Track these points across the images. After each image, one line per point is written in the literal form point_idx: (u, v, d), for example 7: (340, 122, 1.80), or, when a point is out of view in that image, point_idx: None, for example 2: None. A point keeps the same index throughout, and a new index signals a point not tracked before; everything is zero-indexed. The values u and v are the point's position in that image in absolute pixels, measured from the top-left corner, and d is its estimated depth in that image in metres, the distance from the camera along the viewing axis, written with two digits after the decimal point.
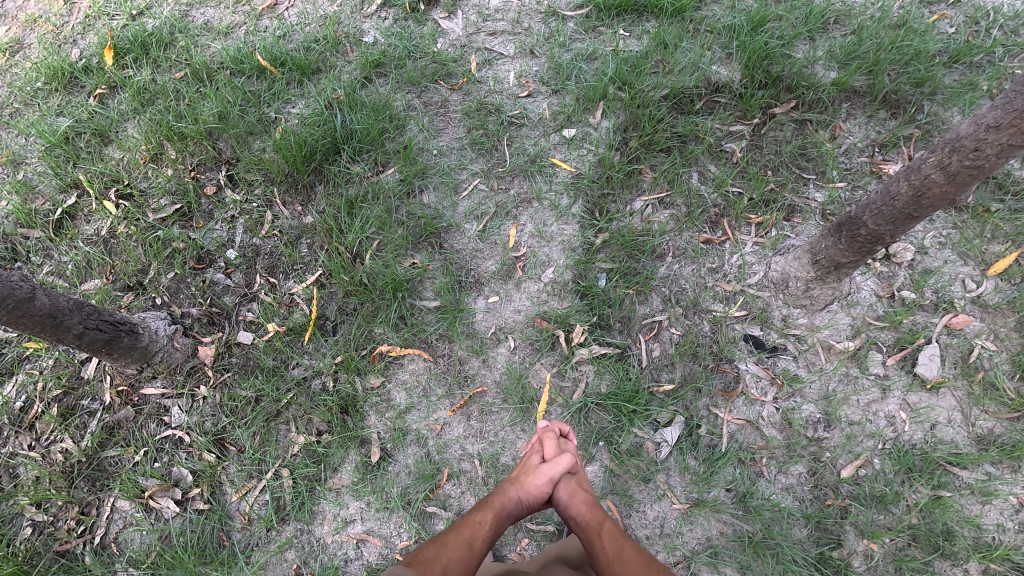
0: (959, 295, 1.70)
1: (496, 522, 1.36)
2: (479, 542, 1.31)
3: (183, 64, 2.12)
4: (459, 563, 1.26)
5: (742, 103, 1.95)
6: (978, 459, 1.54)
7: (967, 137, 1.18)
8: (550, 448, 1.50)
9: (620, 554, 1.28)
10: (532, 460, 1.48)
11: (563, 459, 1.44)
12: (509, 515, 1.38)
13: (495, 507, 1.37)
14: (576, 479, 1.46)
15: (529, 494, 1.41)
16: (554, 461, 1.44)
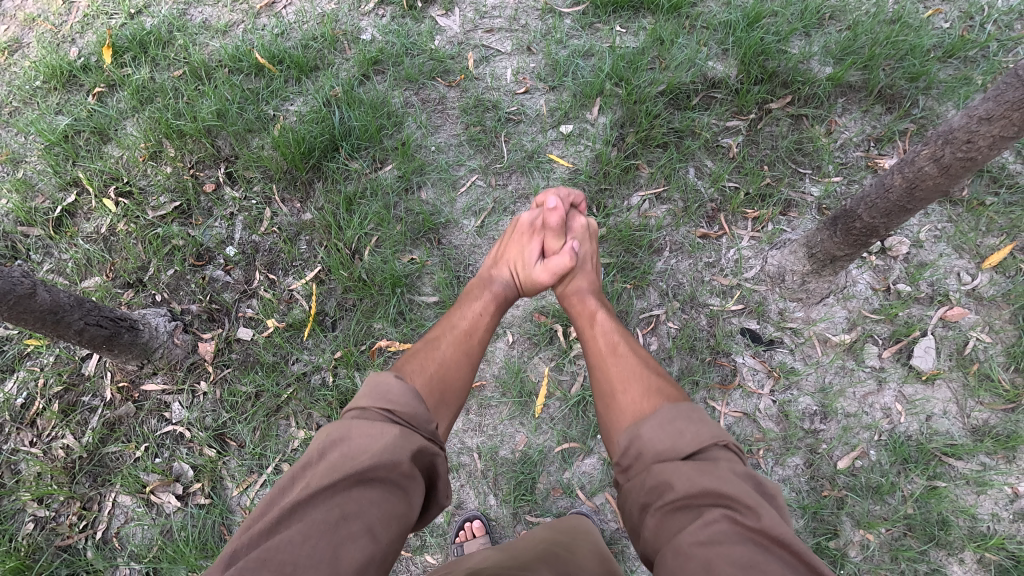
0: (954, 288, 1.72)
1: (492, 308, 1.44)
2: (478, 333, 1.35)
3: (181, 62, 2.13)
4: (458, 346, 1.28)
5: (738, 98, 1.96)
6: (973, 449, 1.55)
7: (960, 129, 1.19)
8: (546, 238, 1.56)
9: (618, 341, 1.29)
10: (528, 255, 1.55)
11: (563, 258, 1.51)
12: (505, 298, 1.49)
13: (492, 296, 1.47)
14: (575, 274, 1.53)
15: (524, 280, 1.52)
16: (550, 261, 1.52)
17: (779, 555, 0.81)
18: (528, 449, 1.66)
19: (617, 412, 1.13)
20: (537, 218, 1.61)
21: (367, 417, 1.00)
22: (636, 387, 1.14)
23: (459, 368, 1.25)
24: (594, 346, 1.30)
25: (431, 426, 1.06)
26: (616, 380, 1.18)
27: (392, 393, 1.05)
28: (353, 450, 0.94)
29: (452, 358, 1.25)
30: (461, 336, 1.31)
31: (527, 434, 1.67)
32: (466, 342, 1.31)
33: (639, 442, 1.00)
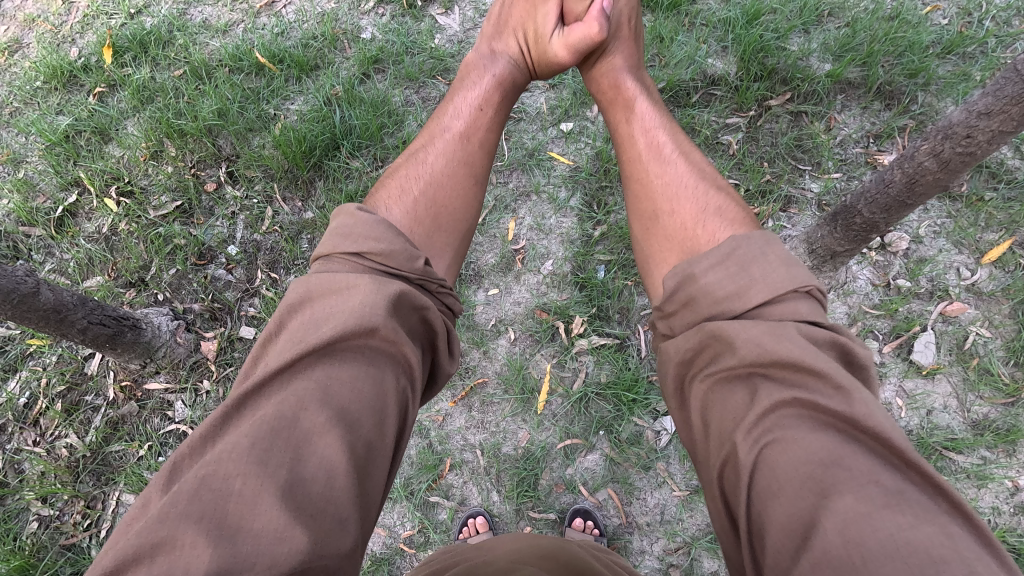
0: (954, 283, 1.72)
1: (497, 116, 1.43)
2: (477, 134, 1.37)
3: (182, 61, 2.13)
4: (460, 155, 1.33)
5: (738, 96, 1.96)
6: (973, 443, 1.56)
7: (959, 124, 1.20)
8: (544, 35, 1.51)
9: (663, 148, 1.28)
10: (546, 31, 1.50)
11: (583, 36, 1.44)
12: (507, 100, 1.48)
13: (495, 88, 1.47)
14: (598, 55, 1.50)
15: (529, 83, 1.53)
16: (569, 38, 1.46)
17: (859, 440, 0.79)
18: (530, 446, 1.66)
19: (654, 240, 1.20)
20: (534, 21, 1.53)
21: (333, 279, 0.99)
22: (681, 215, 1.17)
23: (469, 186, 1.32)
24: (631, 173, 1.30)
25: (419, 265, 1.07)
26: (652, 211, 1.23)
27: (359, 232, 1.06)
28: (317, 321, 0.92)
29: (464, 180, 1.31)
30: (467, 156, 1.33)
31: (529, 431, 1.68)
32: (472, 160, 1.34)
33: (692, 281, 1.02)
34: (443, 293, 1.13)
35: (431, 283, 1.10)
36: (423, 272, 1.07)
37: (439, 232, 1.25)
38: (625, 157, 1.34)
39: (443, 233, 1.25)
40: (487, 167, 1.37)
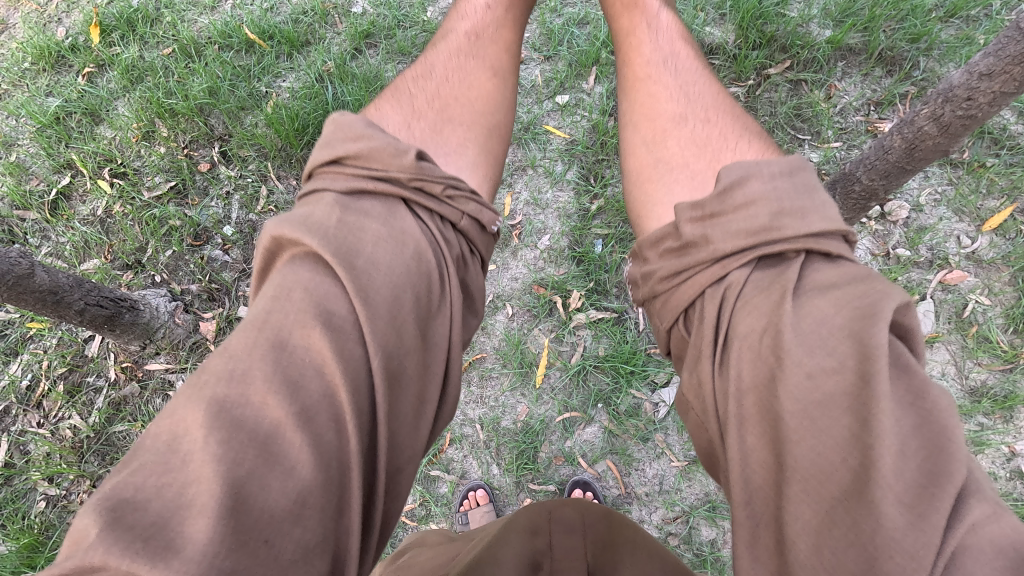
0: (953, 251, 1.71)
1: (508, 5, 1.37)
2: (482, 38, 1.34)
3: (170, 40, 2.09)
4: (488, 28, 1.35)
5: (736, 64, 1.93)
6: (970, 410, 1.57)
7: (960, 86, 1.18)
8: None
9: None
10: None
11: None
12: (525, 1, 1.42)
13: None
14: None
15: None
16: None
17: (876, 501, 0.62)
18: (529, 419, 1.68)
19: (645, 168, 1.16)
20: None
21: (384, 149, 0.96)
22: (715, 126, 1.15)
23: (493, 87, 1.30)
24: (633, 76, 1.25)
25: (406, 163, 0.95)
26: (708, 118, 1.16)
27: (374, 155, 0.95)
28: (307, 280, 0.81)
29: (489, 90, 1.29)
30: (478, 55, 1.32)
31: (528, 404, 1.69)
32: (488, 60, 1.32)
33: (703, 224, 0.88)
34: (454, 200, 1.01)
35: (434, 184, 0.98)
36: (416, 173, 0.96)
37: (463, 125, 1.25)
38: (628, 57, 1.28)
39: (458, 120, 1.25)
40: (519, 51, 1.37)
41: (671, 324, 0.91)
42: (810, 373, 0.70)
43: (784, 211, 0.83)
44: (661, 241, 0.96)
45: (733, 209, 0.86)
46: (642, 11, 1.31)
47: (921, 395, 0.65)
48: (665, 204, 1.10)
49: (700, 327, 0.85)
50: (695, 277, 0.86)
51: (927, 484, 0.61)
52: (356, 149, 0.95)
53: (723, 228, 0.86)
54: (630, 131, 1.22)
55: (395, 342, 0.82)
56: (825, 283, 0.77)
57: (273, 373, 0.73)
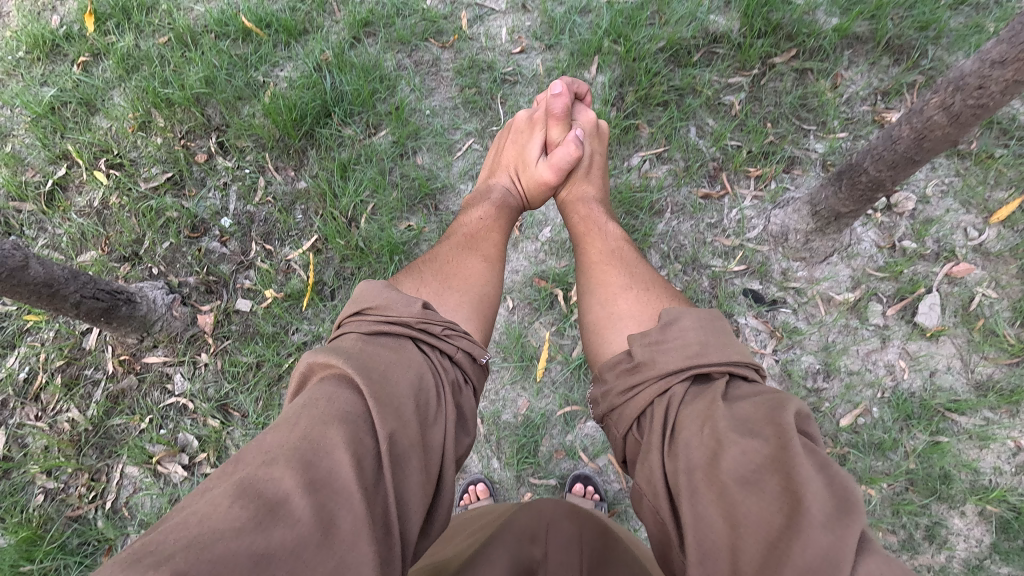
0: (961, 243, 1.68)
1: (499, 215, 1.50)
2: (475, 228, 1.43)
3: (166, 28, 2.05)
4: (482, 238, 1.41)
5: (741, 53, 1.89)
6: (976, 404, 1.55)
7: (972, 74, 1.14)
8: (556, 130, 1.59)
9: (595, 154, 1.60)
10: (531, 155, 1.58)
11: (569, 149, 1.51)
12: (508, 209, 1.54)
13: (494, 204, 1.52)
14: (577, 174, 1.57)
15: (528, 187, 1.57)
16: (558, 155, 1.51)
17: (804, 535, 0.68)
18: (529, 413, 1.66)
19: (600, 318, 1.17)
20: (541, 111, 1.63)
21: (398, 302, 1.06)
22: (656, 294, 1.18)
23: (475, 266, 1.31)
24: (598, 251, 1.33)
25: (414, 310, 1.05)
26: (650, 286, 1.20)
27: (388, 307, 1.04)
28: (330, 391, 0.87)
29: (476, 273, 1.29)
30: (470, 245, 1.37)
31: (528, 398, 1.67)
32: (480, 250, 1.37)
33: (649, 349, 0.99)
34: (453, 337, 1.06)
35: (434, 325, 1.05)
36: (423, 317, 1.04)
37: (460, 292, 1.22)
38: (584, 247, 1.38)
39: (456, 290, 1.23)
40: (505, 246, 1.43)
41: (624, 434, 0.98)
42: (742, 449, 0.78)
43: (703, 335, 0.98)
44: (614, 366, 1.04)
45: (670, 343, 0.97)
46: (594, 214, 1.46)
47: (825, 464, 0.74)
48: (617, 349, 1.09)
49: (650, 429, 0.92)
50: (644, 392, 0.95)
51: (840, 513, 0.69)
52: (378, 300, 1.06)
53: (662, 353, 0.97)
54: (592, 301, 1.22)
55: (399, 433, 0.85)
56: (743, 394, 0.88)
57: (290, 457, 0.77)
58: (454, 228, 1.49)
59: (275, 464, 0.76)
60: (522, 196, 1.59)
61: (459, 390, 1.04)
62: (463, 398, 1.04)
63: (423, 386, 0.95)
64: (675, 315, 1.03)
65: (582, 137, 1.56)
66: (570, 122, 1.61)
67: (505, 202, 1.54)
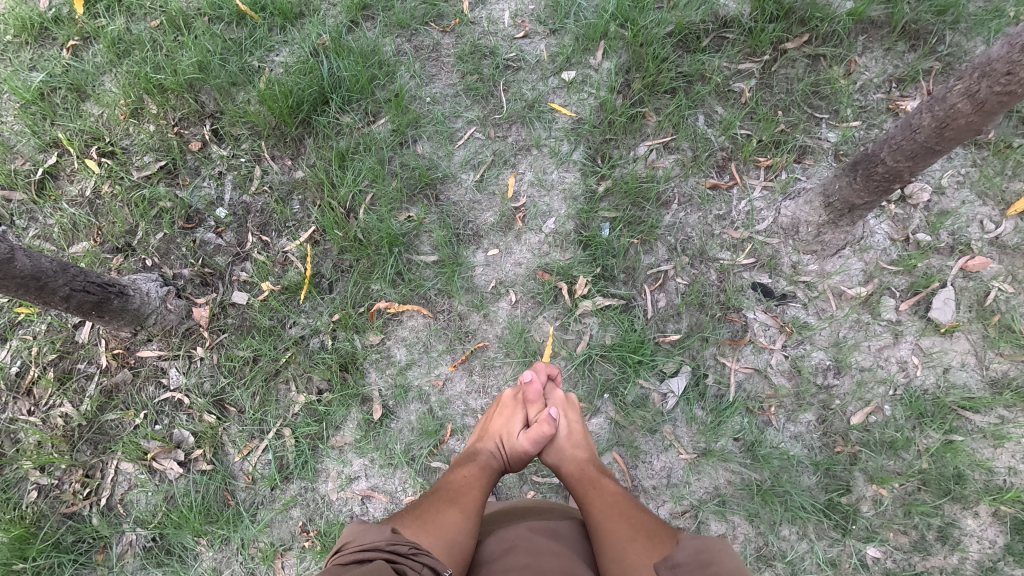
0: (977, 236, 1.63)
1: (482, 475, 1.29)
2: (451, 491, 1.23)
3: (158, 11, 1.99)
4: (464, 507, 1.18)
5: (752, 38, 1.83)
6: (991, 402, 1.51)
7: (999, 60, 1.08)
8: (532, 410, 1.42)
9: (575, 410, 1.44)
10: (514, 425, 1.39)
11: (543, 427, 1.35)
12: (493, 471, 1.32)
13: (478, 465, 1.31)
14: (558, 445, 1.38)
15: (511, 454, 1.35)
16: (533, 428, 1.35)
17: None
18: None
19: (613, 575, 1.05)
20: (517, 391, 1.48)
21: (370, 531, 1.08)
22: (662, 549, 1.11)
23: (453, 519, 1.16)
24: (600, 501, 1.21)
25: (386, 534, 1.07)
26: (656, 535, 1.15)
27: (362, 537, 1.06)
28: None
29: (452, 525, 1.14)
30: (449, 496, 1.21)
31: None
32: (460, 503, 1.20)
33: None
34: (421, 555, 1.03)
35: (401, 546, 1.04)
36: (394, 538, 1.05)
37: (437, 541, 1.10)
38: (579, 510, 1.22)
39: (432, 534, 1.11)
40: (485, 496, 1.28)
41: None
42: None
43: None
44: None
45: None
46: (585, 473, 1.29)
47: None
48: None
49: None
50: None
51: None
52: (355, 534, 1.09)
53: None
54: (601, 555, 1.13)
55: None
56: None
57: None
58: (431, 488, 1.29)
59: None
60: (507, 465, 1.37)
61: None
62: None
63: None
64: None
65: (556, 413, 1.40)
66: (545, 401, 1.45)
67: (487, 462, 1.32)
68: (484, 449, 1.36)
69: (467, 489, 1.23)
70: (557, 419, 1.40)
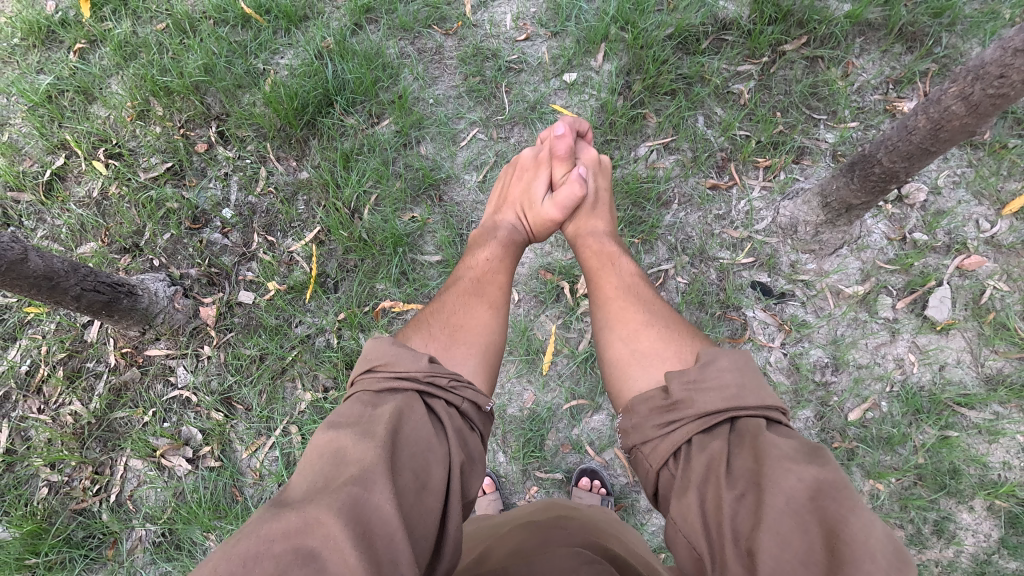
0: (972, 236, 1.65)
1: (505, 252, 1.42)
2: (483, 273, 1.34)
3: (163, 14, 2.01)
4: (495, 290, 1.30)
5: (751, 40, 1.85)
6: (986, 398, 1.54)
7: (992, 62, 1.11)
8: (559, 168, 1.53)
9: (603, 172, 1.54)
10: (537, 190, 1.53)
11: (570, 189, 1.47)
12: (515, 244, 1.46)
13: (500, 242, 1.44)
14: (584, 208, 1.51)
15: (533, 221, 1.51)
16: (561, 193, 1.47)
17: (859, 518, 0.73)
18: (536, 407, 1.65)
19: (622, 361, 1.12)
20: (542, 152, 1.57)
21: (405, 355, 1.01)
22: (678, 334, 1.13)
23: (484, 316, 1.23)
24: (614, 284, 1.27)
25: (422, 362, 1.00)
26: (682, 334, 1.14)
27: (395, 362, 1.00)
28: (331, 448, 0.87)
29: (482, 323, 1.21)
30: (474, 291, 1.29)
31: (535, 392, 1.66)
32: (486, 296, 1.28)
33: (689, 389, 0.94)
34: (459, 387, 1.02)
35: (440, 377, 1.00)
36: (430, 371, 1.00)
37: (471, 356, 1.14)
38: (596, 285, 1.31)
39: (464, 343, 1.16)
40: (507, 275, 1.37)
41: (650, 469, 0.95)
42: (802, 476, 0.79)
43: (744, 377, 0.93)
44: (647, 400, 1.00)
45: (708, 383, 0.93)
46: (608, 254, 1.38)
47: None
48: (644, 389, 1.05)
49: (689, 465, 0.89)
50: (682, 428, 0.92)
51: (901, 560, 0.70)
52: (386, 355, 1.02)
53: (702, 387, 0.93)
54: (608, 335, 1.18)
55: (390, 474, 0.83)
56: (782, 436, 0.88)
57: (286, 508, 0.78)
58: (452, 276, 1.40)
59: (275, 542, 0.74)
60: (529, 232, 1.53)
61: (464, 434, 0.99)
62: (468, 443, 0.99)
63: (432, 443, 0.92)
64: (710, 352, 0.99)
65: (584, 173, 1.51)
66: (572, 161, 1.54)
67: (512, 234, 1.48)
68: (512, 224, 1.51)
69: (495, 265, 1.37)
70: (585, 178, 1.51)
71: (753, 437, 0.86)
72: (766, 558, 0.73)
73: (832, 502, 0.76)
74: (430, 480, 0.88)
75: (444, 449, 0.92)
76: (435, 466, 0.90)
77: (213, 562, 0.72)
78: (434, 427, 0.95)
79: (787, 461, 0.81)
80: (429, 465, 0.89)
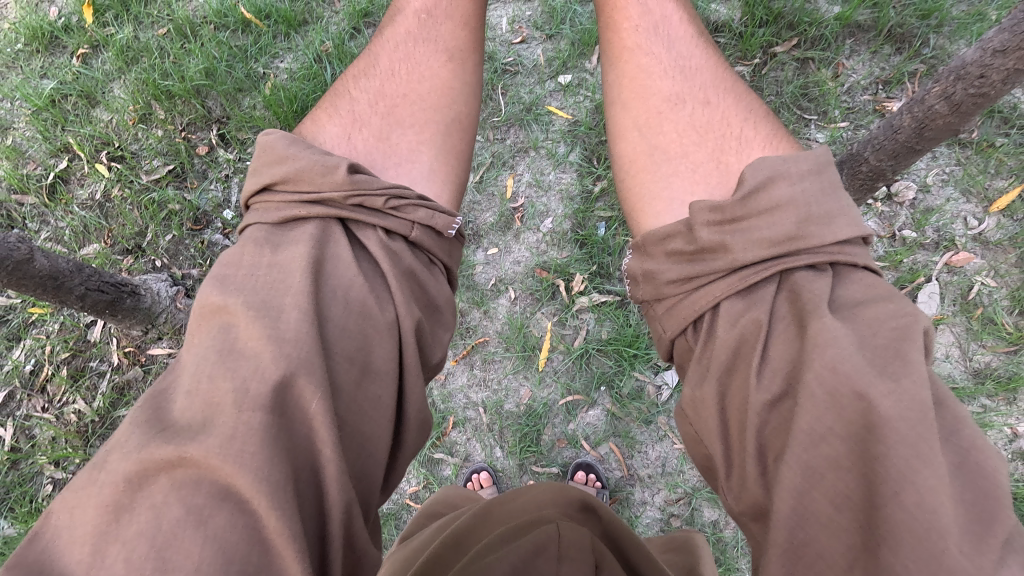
0: (961, 233, 1.69)
1: None
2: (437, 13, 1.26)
3: (165, 19, 2.04)
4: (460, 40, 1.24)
5: (742, 43, 1.88)
6: (973, 392, 1.57)
7: (973, 63, 1.14)
8: None
9: None
10: None
11: None
12: None
13: None
14: None
15: None
16: None
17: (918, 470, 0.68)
18: (532, 403, 1.68)
19: (639, 155, 1.10)
20: None
21: (314, 169, 0.93)
22: (712, 109, 1.10)
23: (449, 73, 1.22)
24: (632, 35, 1.16)
25: (341, 179, 0.93)
26: (715, 101, 1.11)
27: (304, 178, 0.93)
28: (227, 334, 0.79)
29: (448, 76, 1.21)
30: (432, 41, 1.23)
31: (531, 388, 1.69)
32: (446, 45, 1.24)
33: (727, 229, 0.89)
34: (406, 207, 0.97)
35: (373, 198, 0.94)
36: (352, 190, 0.92)
37: (414, 126, 1.16)
38: (610, 26, 1.19)
39: (413, 123, 1.16)
40: (480, 23, 1.28)
41: (669, 322, 0.94)
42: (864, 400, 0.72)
43: (808, 223, 0.85)
44: (671, 240, 0.96)
45: (757, 217, 0.87)
46: None
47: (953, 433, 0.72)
48: (652, 182, 1.08)
49: (712, 342, 0.87)
50: (713, 285, 0.88)
51: (972, 524, 0.67)
52: (286, 170, 0.94)
53: (748, 236, 0.87)
54: (612, 108, 1.16)
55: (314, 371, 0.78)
56: (852, 302, 0.82)
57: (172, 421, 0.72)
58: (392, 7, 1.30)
59: (155, 482, 0.69)
60: None
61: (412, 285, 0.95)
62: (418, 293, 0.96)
63: (373, 314, 0.87)
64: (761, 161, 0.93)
65: None
66: None
67: None
68: None
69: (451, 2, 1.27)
70: None
71: (797, 298, 0.83)
72: (788, 490, 0.75)
73: (897, 440, 0.69)
74: (373, 361, 0.86)
75: (386, 320, 0.88)
76: (377, 342, 0.87)
77: (85, 495, 0.69)
78: (372, 290, 0.89)
79: (849, 376, 0.74)
80: (369, 344, 0.86)
